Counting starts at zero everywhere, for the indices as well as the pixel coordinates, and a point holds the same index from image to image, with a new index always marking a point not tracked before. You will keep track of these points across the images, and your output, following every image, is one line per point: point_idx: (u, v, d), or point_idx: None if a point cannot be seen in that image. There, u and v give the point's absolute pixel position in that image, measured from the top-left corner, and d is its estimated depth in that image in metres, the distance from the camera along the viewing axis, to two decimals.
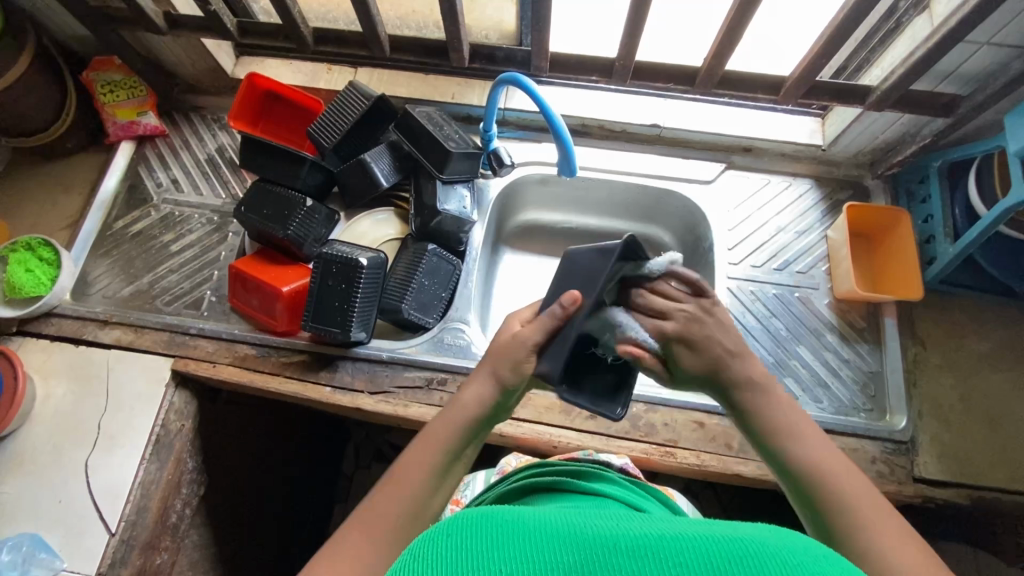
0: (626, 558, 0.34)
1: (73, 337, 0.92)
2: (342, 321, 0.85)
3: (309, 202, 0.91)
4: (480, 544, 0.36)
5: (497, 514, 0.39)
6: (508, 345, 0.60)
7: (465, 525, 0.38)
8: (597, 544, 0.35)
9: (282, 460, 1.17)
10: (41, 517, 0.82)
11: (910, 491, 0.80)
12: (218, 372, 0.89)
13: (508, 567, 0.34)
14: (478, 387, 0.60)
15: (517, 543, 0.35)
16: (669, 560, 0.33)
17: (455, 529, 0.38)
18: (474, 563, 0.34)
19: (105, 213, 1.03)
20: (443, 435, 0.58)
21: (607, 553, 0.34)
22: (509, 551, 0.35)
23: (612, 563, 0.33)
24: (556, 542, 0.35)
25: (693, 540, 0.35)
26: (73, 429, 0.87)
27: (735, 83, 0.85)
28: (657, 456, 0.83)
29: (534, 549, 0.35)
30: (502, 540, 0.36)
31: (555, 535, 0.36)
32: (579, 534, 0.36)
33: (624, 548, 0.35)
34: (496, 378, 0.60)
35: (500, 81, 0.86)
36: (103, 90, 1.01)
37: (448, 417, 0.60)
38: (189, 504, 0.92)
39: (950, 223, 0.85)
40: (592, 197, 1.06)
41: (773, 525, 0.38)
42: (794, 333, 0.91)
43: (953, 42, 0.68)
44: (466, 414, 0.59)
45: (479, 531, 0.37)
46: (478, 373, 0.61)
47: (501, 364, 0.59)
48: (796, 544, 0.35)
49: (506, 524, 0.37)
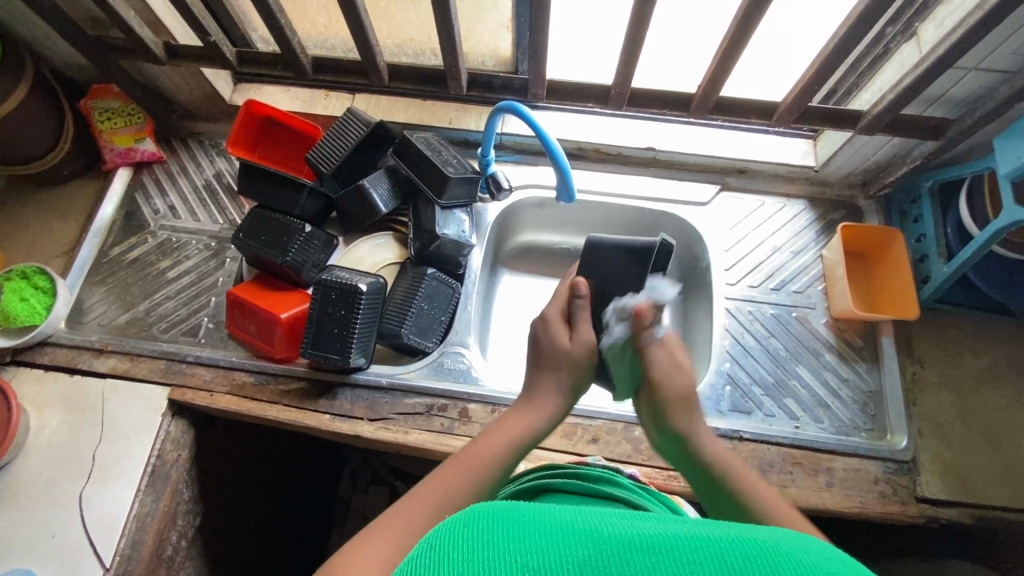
0: (641, 554, 0.34)
1: (68, 367, 0.91)
2: (341, 348, 0.85)
3: (308, 227, 0.91)
4: (495, 536, 0.36)
5: (512, 510, 0.40)
6: (566, 358, 0.68)
7: (482, 517, 0.38)
8: (609, 541, 0.35)
9: (280, 486, 1.16)
10: (34, 552, 0.80)
11: (913, 511, 0.80)
12: (216, 401, 0.88)
13: (521, 560, 0.34)
14: (552, 394, 0.67)
15: (531, 537, 0.36)
16: (684, 557, 0.33)
17: (473, 521, 0.39)
18: (490, 556, 0.34)
19: (102, 239, 1.02)
20: (515, 429, 0.63)
21: (621, 549, 0.34)
22: (523, 545, 0.35)
23: (626, 557, 0.34)
24: (568, 540, 0.36)
25: (707, 540, 0.35)
26: (68, 461, 0.85)
27: (730, 108, 0.86)
28: (660, 479, 0.82)
29: (549, 544, 0.35)
30: (516, 537, 0.36)
31: (567, 531, 0.37)
32: (591, 532, 0.36)
33: (638, 545, 0.35)
34: (566, 388, 0.68)
35: (498, 108, 0.87)
36: (101, 118, 1.01)
37: (521, 417, 0.64)
38: (185, 535, 0.91)
39: (943, 242, 0.87)
40: (589, 218, 1.07)
41: (788, 530, 0.37)
42: (793, 353, 0.92)
43: (941, 69, 0.70)
44: (537, 418, 0.65)
45: (494, 526, 0.37)
46: (549, 386, 0.68)
47: (567, 374, 0.68)
48: (812, 547, 0.34)
49: (522, 522, 0.38)
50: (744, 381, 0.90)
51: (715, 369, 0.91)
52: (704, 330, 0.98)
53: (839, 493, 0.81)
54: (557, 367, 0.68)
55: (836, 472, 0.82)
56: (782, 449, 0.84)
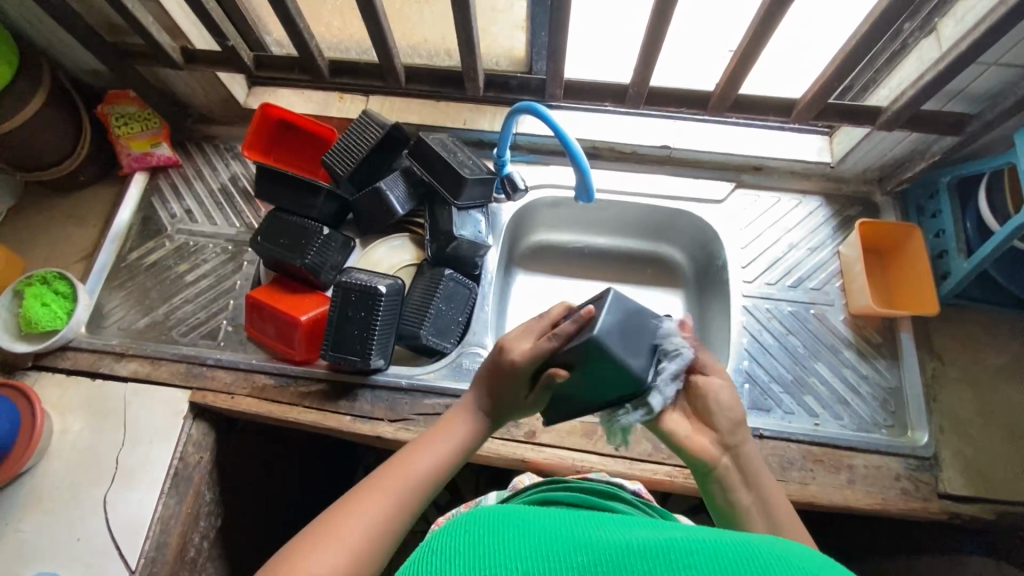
0: (638, 558, 0.34)
1: (90, 370, 0.92)
2: (361, 350, 0.85)
3: (325, 230, 0.92)
4: (496, 540, 0.38)
5: (513, 515, 0.41)
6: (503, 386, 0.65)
7: (484, 523, 0.40)
8: (609, 547, 0.36)
9: (298, 488, 1.17)
10: (61, 556, 0.81)
11: (935, 507, 0.80)
12: (237, 404, 0.89)
13: (520, 566, 0.35)
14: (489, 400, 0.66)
15: (531, 543, 0.37)
16: (680, 561, 0.33)
17: (474, 524, 0.40)
18: (491, 561, 0.36)
19: (120, 243, 1.03)
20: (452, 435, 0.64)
21: (620, 555, 0.35)
22: (524, 551, 0.36)
23: (623, 562, 0.34)
24: (568, 547, 0.36)
25: (704, 543, 0.35)
26: (91, 464, 0.86)
27: (748, 106, 0.85)
28: (680, 478, 0.82)
29: (548, 549, 0.36)
30: (517, 542, 0.37)
31: (567, 538, 0.37)
32: (592, 541, 0.37)
33: (636, 551, 0.35)
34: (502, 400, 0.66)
35: (515, 109, 0.87)
36: (118, 123, 1.02)
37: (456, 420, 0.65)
38: (207, 536, 0.92)
39: (962, 238, 0.86)
40: (604, 217, 1.07)
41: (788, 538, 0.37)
42: (811, 350, 0.91)
43: (963, 65, 0.70)
44: (473, 419, 0.66)
45: (495, 530, 0.39)
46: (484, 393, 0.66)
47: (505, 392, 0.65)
48: (808, 554, 0.34)
49: (523, 528, 0.39)
50: (763, 378, 0.90)
51: (733, 366, 0.91)
52: (721, 328, 0.98)
53: (861, 490, 0.81)
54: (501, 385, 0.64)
55: (858, 469, 0.82)
56: (803, 446, 0.84)
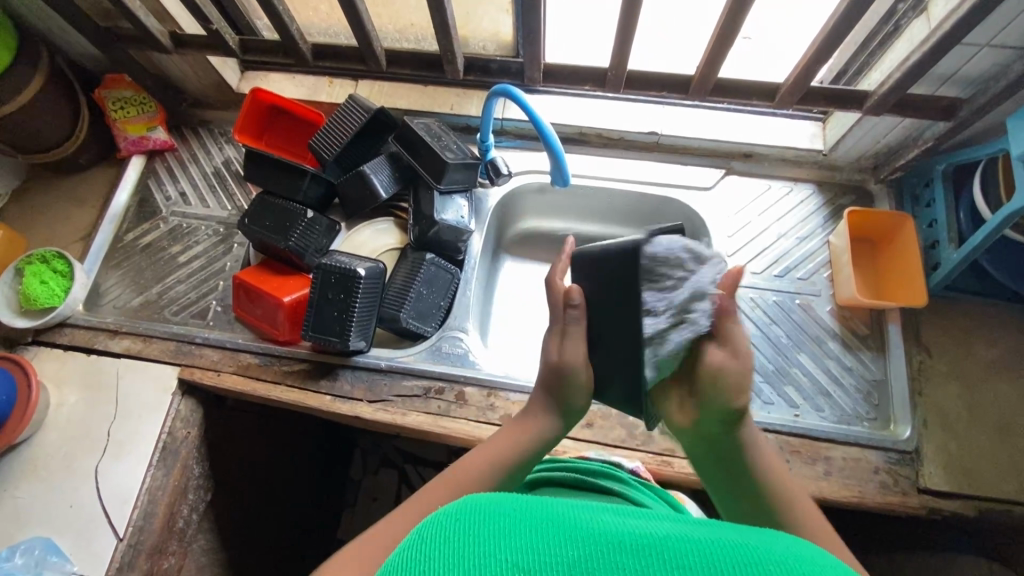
0: (631, 556, 0.32)
1: (85, 346, 0.95)
2: (340, 331, 0.87)
3: (309, 213, 0.93)
4: (484, 531, 0.34)
5: (502, 501, 0.38)
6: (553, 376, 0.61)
7: (474, 512, 0.37)
8: (601, 541, 0.33)
9: (291, 466, 1.20)
10: (54, 522, 0.85)
11: (914, 502, 0.78)
12: (223, 381, 0.91)
13: (511, 558, 0.32)
14: (544, 414, 0.63)
15: (521, 532, 0.34)
16: (679, 561, 0.31)
17: (464, 514, 0.37)
18: (478, 552, 0.32)
19: (117, 224, 1.06)
20: (509, 446, 0.61)
21: (613, 550, 0.32)
22: (512, 542, 0.33)
23: (616, 560, 0.32)
24: (558, 536, 0.34)
25: (702, 543, 0.33)
26: (84, 436, 0.89)
27: (730, 89, 0.84)
28: (655, 465, 0.82)
29: (537, 539, 0.33)
30: (506, 529, 0.34)
31: (560, 528, 0.34)
32: (582, 529, 0.34)
33: (631, 547, 0.33)
34: (558, 414, 0.63)
35: (494, 93, 0.86)
36: (114, 107, 1.04)
37: (512, 433, 0.63)
38: (196, 509, 0.95)
39: (955, 227, 0.84)
40: (592, 204, 1.06)
41: (778, 532, 0.36)
42: (795, 341, 0.90)
43: (951, 44, 0.67)
44: (533, 431, 0.62)
45: (482, 518, 0.36)
46: (540, 406, 0.64)
47: (552, 394, 0.62)
48: (806, 553, 0.33)
49: (511, 513, 0.36)
50: None
51: None
52: None
53: (838, 482, 0.79)
54: (564, 394, 0.62)
55: (835, 461, 0.81)
56: (781, 437, 0.82)
